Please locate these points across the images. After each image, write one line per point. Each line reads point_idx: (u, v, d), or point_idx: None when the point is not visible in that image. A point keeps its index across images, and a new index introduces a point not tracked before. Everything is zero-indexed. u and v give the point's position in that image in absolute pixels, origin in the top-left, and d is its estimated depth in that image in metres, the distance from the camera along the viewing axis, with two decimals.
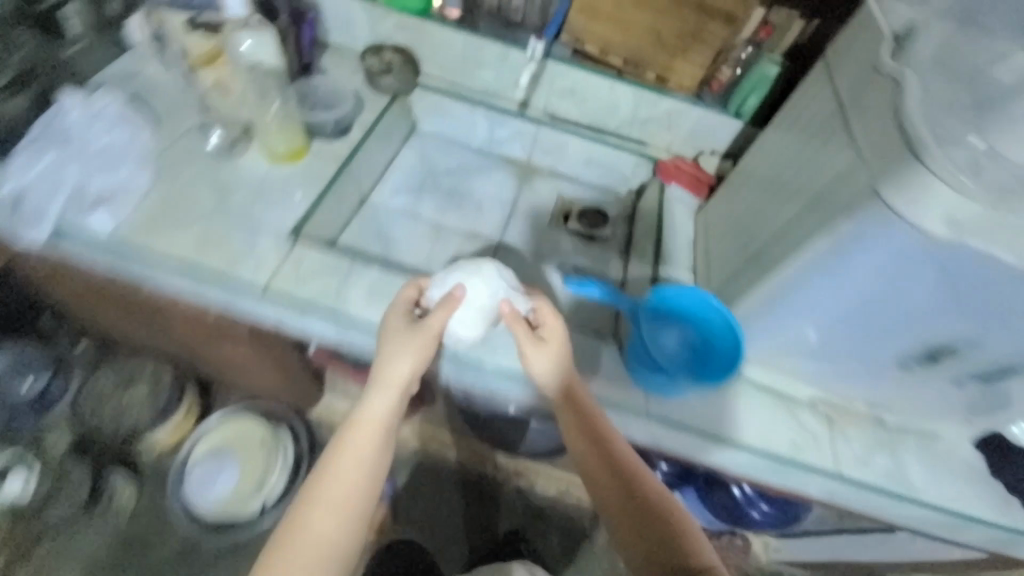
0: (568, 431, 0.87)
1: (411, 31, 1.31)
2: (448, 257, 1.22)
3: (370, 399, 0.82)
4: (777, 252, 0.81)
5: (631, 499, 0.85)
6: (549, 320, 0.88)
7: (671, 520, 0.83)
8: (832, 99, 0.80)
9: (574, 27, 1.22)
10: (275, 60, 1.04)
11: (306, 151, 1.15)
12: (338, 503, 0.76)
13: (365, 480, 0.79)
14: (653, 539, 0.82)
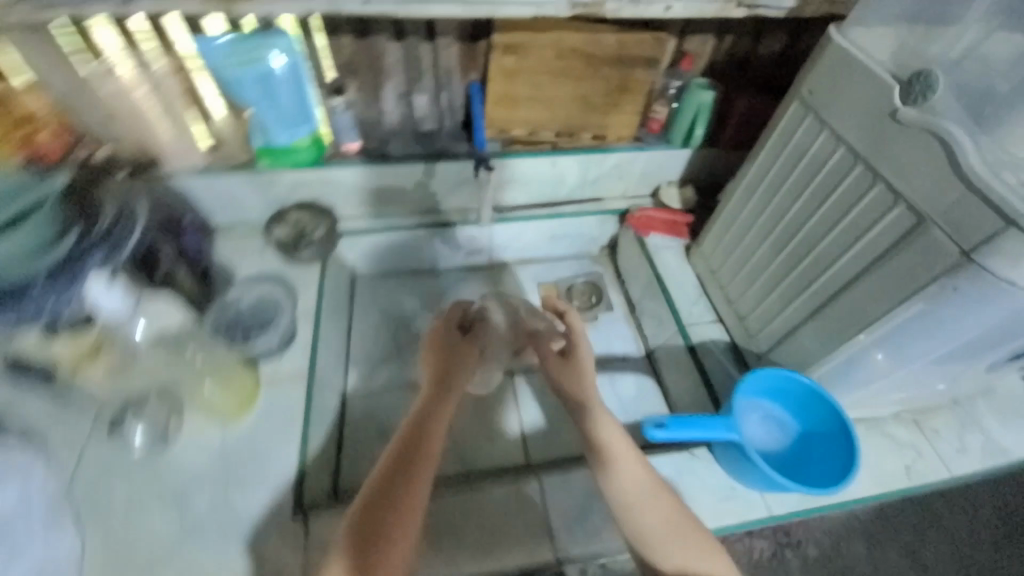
0: (595, 417, 0.75)
1: (311, 183, 1.10)
2: (467, 416, 1.05)
3: (439, 412, 0.75)
4: (850, 314, 0.74)
5: (638, 484, 0.71)
6: (578, 337, 0.86)
7: (678, 514, 0.70)
8: (833, 142, 0.73)
9: (495, 118, 1.09)
10: (181, 308, 0.94)
11: (256, 394, 0.93)
12: (424, 467, 0.68)
13: (407, 451, 0.69)
14: (655, 523, 0.69)
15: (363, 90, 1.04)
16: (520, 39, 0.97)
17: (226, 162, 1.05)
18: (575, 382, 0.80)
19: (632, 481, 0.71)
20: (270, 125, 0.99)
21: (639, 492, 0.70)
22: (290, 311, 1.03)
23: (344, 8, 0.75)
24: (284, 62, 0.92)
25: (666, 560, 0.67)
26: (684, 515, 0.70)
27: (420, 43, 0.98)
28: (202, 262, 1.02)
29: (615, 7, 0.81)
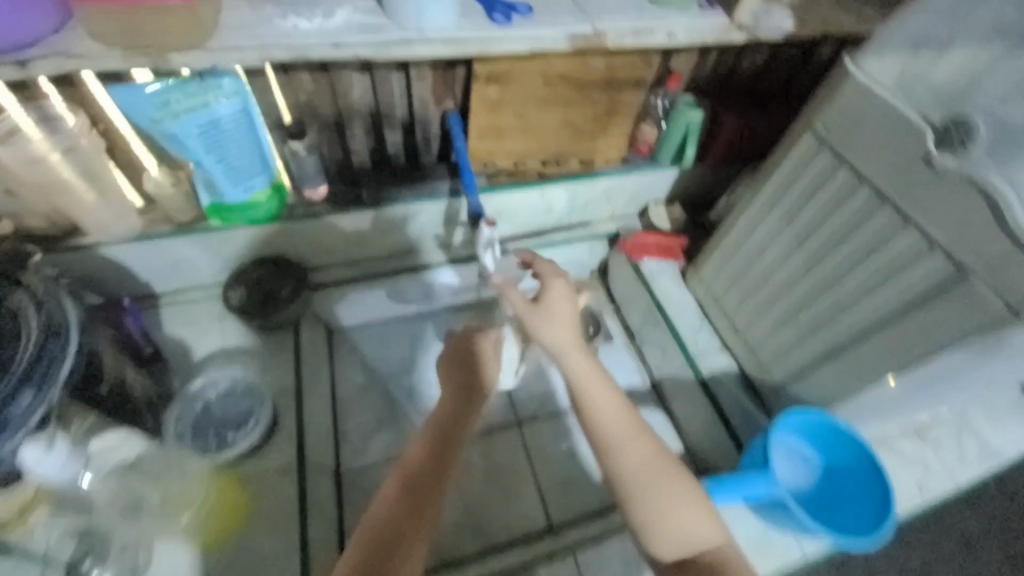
0: (569, 357, 0.75)
1: (273, 237, 0.96)
2: (478, 477, 0.97)
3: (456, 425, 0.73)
4: (873, 357, 0.75)
5: (613, 426, 0.69)
6: (548, 283, 0.81)
7: (652, 455, 0.68)
8: (855, 182, 0.71)
9: (478, 151, 1.00)
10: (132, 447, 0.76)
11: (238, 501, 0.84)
12: (430, 483, 0.67)
13: (427, 474, 0.67)
14: (628, 465, 0.67)
15: (327, 129, 0.91)
16: (504, 68, 0.87)
17: (170, 221, 0.89)
18: (553, 330, 0.77)
19: (607, 428, 0.69)
20: (220, 181, 0.84)
21: (614, 439, 0.69)
22: (263, 395, 0.92)
23: (312, 53, 0.64)
24: (232, 107, 0.77)
25: (641, 504, 0.66)
26: (658, 456, 0.69)
27: (392, 76, 0.87)
28: (149, 338, 0.87)
29: (616, 37, 0.73)
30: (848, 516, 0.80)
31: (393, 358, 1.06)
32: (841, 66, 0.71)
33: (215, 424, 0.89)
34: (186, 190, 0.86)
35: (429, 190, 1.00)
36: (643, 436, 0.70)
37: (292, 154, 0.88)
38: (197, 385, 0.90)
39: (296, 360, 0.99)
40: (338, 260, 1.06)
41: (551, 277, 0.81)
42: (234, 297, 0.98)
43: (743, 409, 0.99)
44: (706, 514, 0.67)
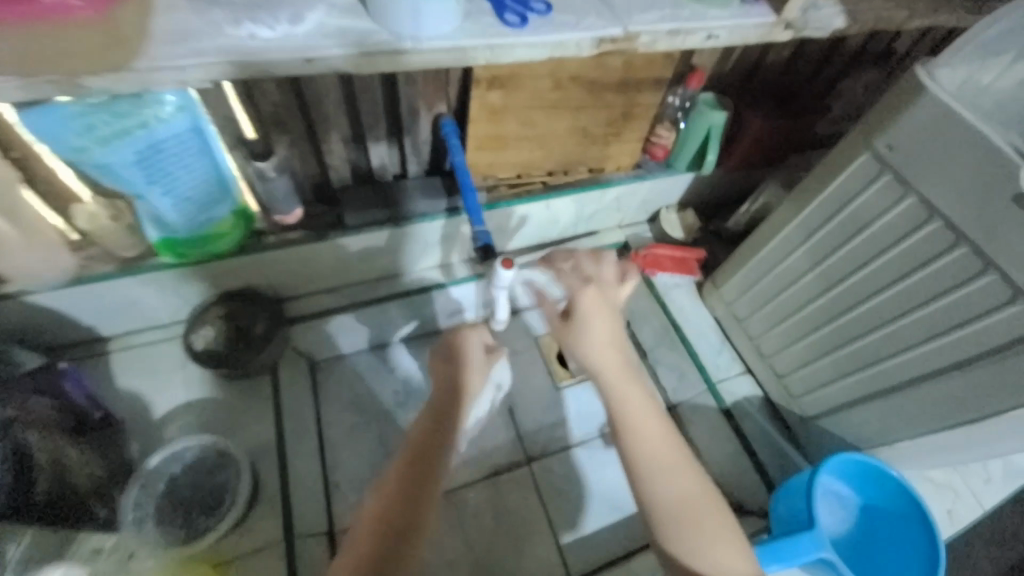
0: (609, 379, 0.65)
1: (241, 270, 0.82)
2: (487, 528, 0.89)
3: (438, 438, 0.68)
4: (925, 407, 0.69)
5: (652, 448, 0.60)
6: (577, 291, 0.69)
7: (697, 482, 0.59)
8: (924, 213, 0.62)
9: (478, 162, 0.87)
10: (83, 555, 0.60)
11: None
12: (404, 500, 0.62)
13: (411, 484, 0.63)
14: (669, 493, 0.58)
15: (299, 144, 0.78)
16: (509, 70, 0.74)
17: (114, 258, 0.75)
18: (586, 347, 0.67)
19: (648, 452, 0.60)
20: (170, 214, 0.71)
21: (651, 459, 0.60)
22: (236, 467, 0.79)
23: (279, 70, 0.53)
24: (181, 124, 0.64)
25: (678, 540, 0.57)
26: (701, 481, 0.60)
27: (377, 80, 0.73)
28: (98, 401, 0.77)
29: (649, 40, 0.62)
30: (891, 557, 0.76)
31: (385, 395, 0.93)
32: (910, 76, 0.61)
33: (183, 502, 0.77)
34: (128, 223, 0.73)
35: (421, 209, 0.86)
36: (684, 460, 0.61)
37: (258, 175, 0.74)
38: (153, 464, 0.77)
39: (277, 406, 0.88)
40: (318, 289, 0.93)
41: (579, 286, 0.70)
42: (198, 341, 0.86)
43: (771, 442, 0.92)
44: (744, 544, 0.58)
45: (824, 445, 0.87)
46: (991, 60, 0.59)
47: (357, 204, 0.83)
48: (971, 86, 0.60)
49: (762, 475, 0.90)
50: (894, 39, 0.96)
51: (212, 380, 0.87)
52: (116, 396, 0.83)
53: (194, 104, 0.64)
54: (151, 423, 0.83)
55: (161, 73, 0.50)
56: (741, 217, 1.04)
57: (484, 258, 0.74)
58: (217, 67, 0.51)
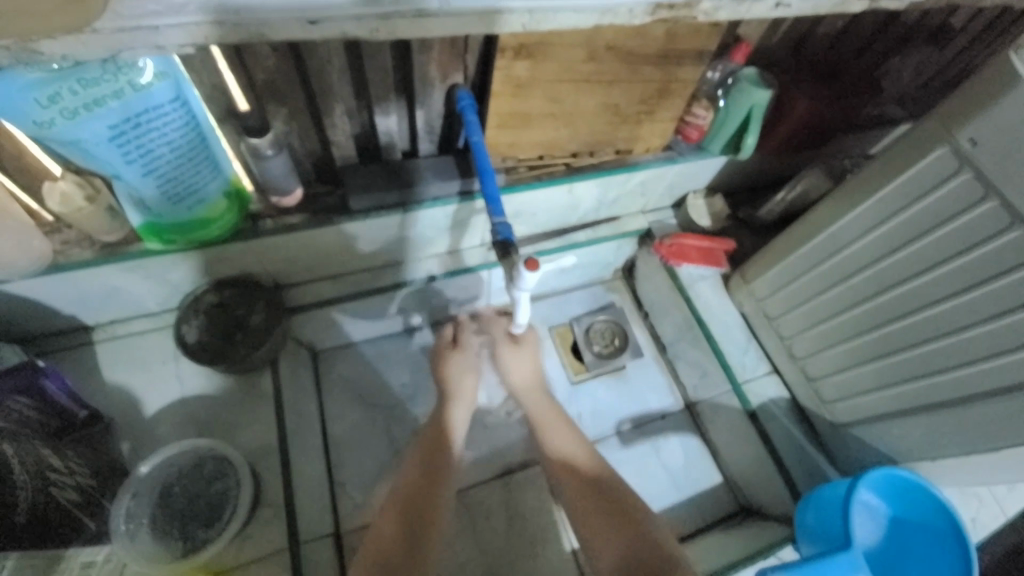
0: (531, 398, 0.82)
1: (235, 257, 0.75)
2: (500, 529, 0.87)
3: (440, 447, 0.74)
4: (980, 426, 0.65)
5: (562, 451, 0.76)
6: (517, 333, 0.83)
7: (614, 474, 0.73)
8: (1005, 219, 0.55)
9: (497, 142, 0.79)
10: None
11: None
12: (418, 497, 0.67)
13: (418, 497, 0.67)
14: (602, 483, 0.72)
15: (298, 116, 0.69)
16: (538, 37, 0.65)
17: (95, 245, 0.68)
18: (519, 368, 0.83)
19: (562, 449, 0.76)
20: (155, 197, 0.63)
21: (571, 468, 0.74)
22: (236, 475, 0.76)
23: (276, 32, 0.44)
24: (166, 93, 0.56)
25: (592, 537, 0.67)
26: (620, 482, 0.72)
27: (387, 46, 0.63)
28: (82, 400, 0.72)
29: (711, 7, 0.53)
30: (921, 572, 0.73)
31: (393, 385, 0.95)
32: (1008, 57, 0.53)
33: (179, 511, 0.73)
34: (107, 205, 0.65)
35: (433, 193, 0.78)
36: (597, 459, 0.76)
37: (252, 153, 0.65)
38: (144, 472, 0.73)
39: (279, 402, 0.84)
40: (318, 276, 0.85)
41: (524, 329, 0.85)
42: (189, 333, 0.79)
43: (796, 446, 0.88)
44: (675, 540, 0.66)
45: (856, 453, 0.83)
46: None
47: (362, 184, 0.74)
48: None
49: (786, 481, 0.87)
50: (950, 14, 0.84)
51: (210, 373, 0.83)
52: (107, 391, 0.79)
53: (176, 69, 0.56)
54: (144, 422, 0.79)
55: (129, 34, 0.42)
56: (775, 206, 0.96)
57: (503, 254, 0.66)
58: (201, 28, 0.43)
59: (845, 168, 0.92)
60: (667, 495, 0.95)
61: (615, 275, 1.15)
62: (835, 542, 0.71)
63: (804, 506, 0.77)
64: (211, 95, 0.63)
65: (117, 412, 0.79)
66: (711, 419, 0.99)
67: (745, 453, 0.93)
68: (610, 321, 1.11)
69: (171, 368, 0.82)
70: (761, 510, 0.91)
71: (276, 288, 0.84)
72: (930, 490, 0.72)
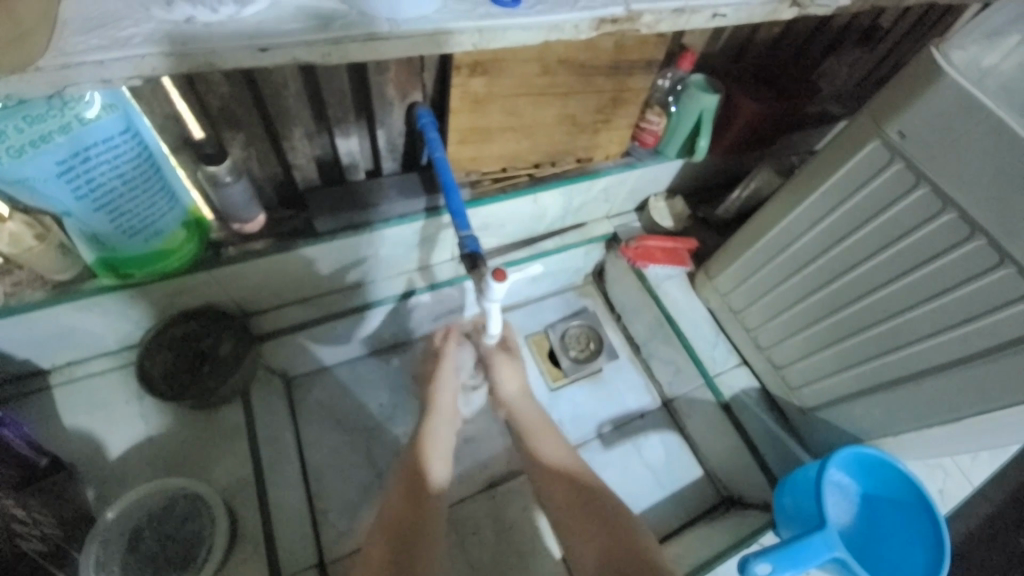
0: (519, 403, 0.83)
1: (197, 287, 0.73)
2: (489, 542, 0.86)
3: (433, 460, 0.74)
4: (934, 398, 0.69)
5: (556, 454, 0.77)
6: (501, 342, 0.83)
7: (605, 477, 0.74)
8: (937, 203, 0.59)
9: (460, 157, 0.80)
10: None
11: None
12: (407, 515, 0.67)
13: (410, 516, 0.67)
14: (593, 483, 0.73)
15: (256, 142, 0.69)
16: (491, 54, 0.67)
17: (48, 284, 0.66)
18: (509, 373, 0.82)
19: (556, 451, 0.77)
20: (108, 232, 0.61)
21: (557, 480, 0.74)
22: (210, 514, 0.73)
23: (227, 62, 0.45)
24: (116, 126, 0.55)
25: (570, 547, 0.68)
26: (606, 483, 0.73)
27: (342, 69, 0.64)
28: (42, 446, 0.69)
29: (652, 20, 0.56)
30: (892, 545, 0.76)
31: (371, 407, 0.93)
32: (924, 57, 0.57)
33: (151, 556, 0.70)
34: (58, 242, 0.63)
35: (399, 211, 0.78)
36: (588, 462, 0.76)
37: (210, 181, 0.64)
38: (111, 518, 0.70)
39: (253, 434, 0.81)
40: (285, 301, 0.84)
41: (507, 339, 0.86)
42: (154, 369, 0.77)
43: (770, 434, 0.91)
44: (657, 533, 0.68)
45: (825, 436, 0.87)
46: (998, 39, 0.57)
47: (327, 205, 0.74)
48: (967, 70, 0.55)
49: (763, 469, 0.90)
50: (877, 16, 0.90)
51: (179, 409, 0.80)
52: (67, 437, 0.76)
53: (125, 101, 0.55)
54: (108, 466, 0.76)
55: (73, 69, 0.41)
56: (732, 204, 1.00)
57: (472, 266, 0.66)
58: (149, 60, 0.43)
59: (793, 164, 0.97)
60: (652, 493, 0.97)
61: (586, 280, 1.17)
62: (811, 523, 0.73)
63: (782, 490, 0.80)
64: (164, 125, 0.63)
65: (79, 458, 0.75)
66: (688, 414, 1.02)
67: (722, 444, 0.96)
68: (584, 325, 1.13)
69: (137, 406, 0.79)
70: (742, 499, 0.93)
71: (243, 315, 0.82)
72: (900, 467, 0.76)
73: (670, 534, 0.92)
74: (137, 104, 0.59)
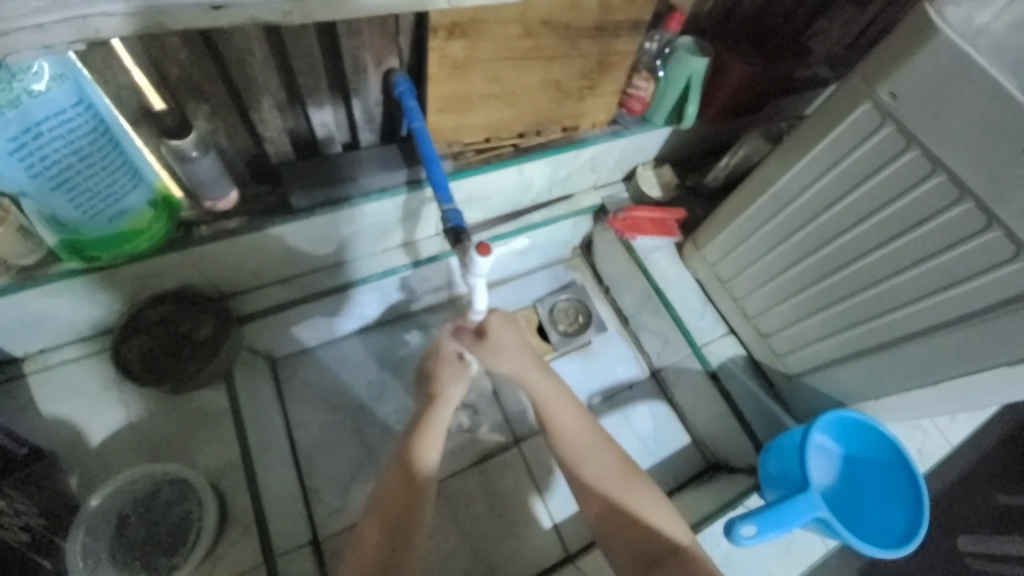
0: (533, 377, 0.75)
1: (171, 269, 0.71)
2: (481, 514, 0.87)
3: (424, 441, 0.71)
4: (916, 362, 0.70)
5: (567, 433, 0.71)
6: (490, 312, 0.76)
7: (614, 460, 0.69)
8: (928, 166, 0.58)
9: (441, 127, 0.77)
10: None
11: None
12: (401, 500, 0.65)
13: (401, 492, 0.66)
14: (596, 466, 0.69)
15: (223, 113, 0.65)
16: (470, 15, 0.63)
17: (10, 268, 0.63)
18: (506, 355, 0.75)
19: (566, 428, 0.72)
20: (69, 213, 0.58)
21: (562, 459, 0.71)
22: (198, 497, 0.72)
23: (179, 23, 0.42)
24: (67, 97, 0.51)
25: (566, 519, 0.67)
26: (623, 461, 0.69)
27: (311, 31, 0.60)
28: (20, 437, 0.68)
29: None
30: (872, 503, 0.79)
31: (358, 386, 0.93)
32: (918, 13, 0.55)
33: (140, 542, 0.70)
34: (19, 224, 0.59)
35: (379, 184, 0.75)
36: (599, 439, 0.71)
37: (176, 156, 0.61)
38: (95, 505, 0.69)
39: (239, 417, 0.80)
40: (265, 281, 0.82)
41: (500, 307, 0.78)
42: (131, 354, 0.75)
43: (756, 400, 0.93)
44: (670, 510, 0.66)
45: (810, 401, 0.88)
46: None
47: (302, 181, 0.71)
48: (963, 27, 0.53)
49: (749, 435, 0.91)
50: None
51: (160, 393, 0.78)
52: (43, 425, 0.74)
53: (74, 70, 0.51)
54: (90, 453, 0.74)
55: (11, 35, 0.38)
56: (720, 171, 0.98)
57: (456, 240, 0.64)
58: (91, 22, 0.40)
59: (782, 130, 0.95)
60: (641, 461, 0.98)
61: (574, 253, 1.16)
62: (794, 485, 0.75)
63: (769, 451, 0.81)
64: (120, 96, 0.59)
65: (58, 445, 0.73)
66: (676, 384, 1.03)
67: (709, 412, 0.97)
68: (572, 298, 1.12)
69: (115, 393, 0.77)
70: (729, 463, 0.96)
71: (221, 297, 0.80)
72: (885, 436, 0.78)
73: None
74: (91, 74, 0.55)
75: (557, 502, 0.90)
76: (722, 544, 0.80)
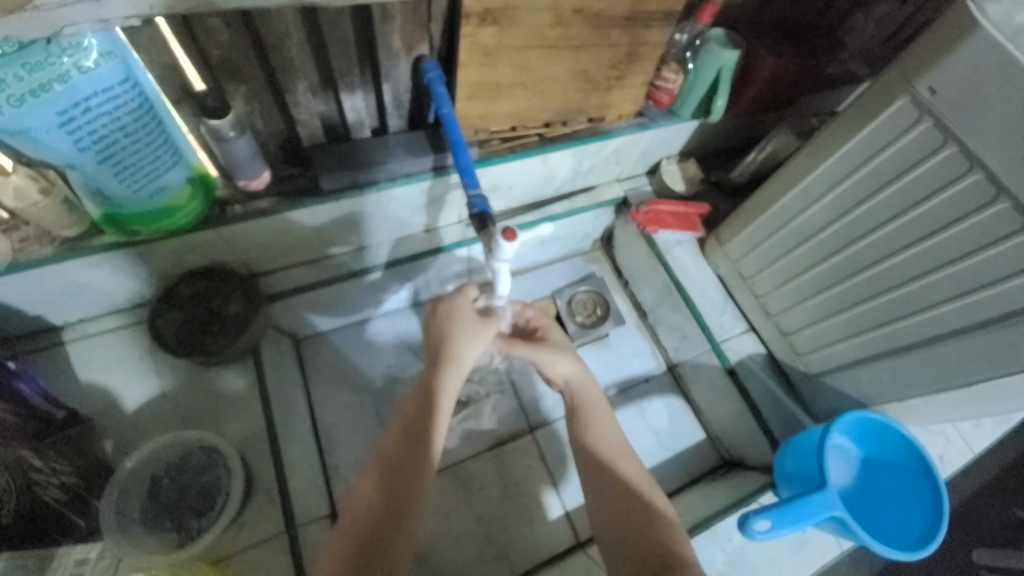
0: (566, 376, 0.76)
1: (205, 246, 0.73)
2: (495, 497, 0.89)
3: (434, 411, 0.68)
4: (940, 365, 0.69)
5: (604, 445, 0.69)
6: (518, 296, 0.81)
7: (639, 472, 0.67)
8: (965, 165, 0.57)
9: (468, 114, 0.77)
10: None
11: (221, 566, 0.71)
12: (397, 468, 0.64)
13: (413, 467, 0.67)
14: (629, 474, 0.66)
15: (259, 95, 0.66)
16: (503, 2, 0.64)
17: (59, 239, 0.66)
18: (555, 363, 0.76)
19: (603, 441, 0.69)
20: (113, 187, 0.60)
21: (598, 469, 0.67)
22: (225, 465, 0.75)
23: None
24: (113, 74, 0.53)
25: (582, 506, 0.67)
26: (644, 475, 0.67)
27: (347, 15, 0.61)
28: (58, 400, 0.71)
29: None
30: (888, 509, 0.78)
31: (378, 368, 0.95)
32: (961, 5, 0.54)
33: (171, 504, 0.73)
34: (64, 198, 0.62)
35: (406, 169, 0.76)
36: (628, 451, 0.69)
37: (214, 136, 0.63)
38: (130, 467, 0.73)
39: (263, 392, 0.83)
40: (292, 262, 0.84)
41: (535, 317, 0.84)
42: (165, 327, 0.78)
43: (774, 398, 0.92)
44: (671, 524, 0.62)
45: (830, 401, 0.87)
46: None
47: (333, 164, 0.73)
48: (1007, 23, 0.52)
49: (766, 433, 0.91)
50: None
51: (191, 366, 0.81)
52: (81, 390, 0.77)
53: (122, 48, 0.53)
54: (125, 419, 0.78)
55: None
56: (746, 167, 0.97)
57: (481, 226, 0.65)
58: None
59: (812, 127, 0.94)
60: (654, 454, 0.99)
61: (593, 246, 1.16)
62: (810, 483, 0.74)
63: (787, 448, 0.81)
64: (164, 76, 0.61)
65: (95, 410, 0.77)
66: (693, 379, 1.02)
67: (725, 408, 0.97)
68: (591, 291, 1.12)
69: (149, 363, 0.80)
70: (743, 461, 0.95)
71: (250, 276, 0.82)
72: (913, 446, 0.77)
73: (672, 493, 0.95)
74: (135, 53, 0.57)
75: (571, 491, 0.91)
76: (736, 539, 0.80)
